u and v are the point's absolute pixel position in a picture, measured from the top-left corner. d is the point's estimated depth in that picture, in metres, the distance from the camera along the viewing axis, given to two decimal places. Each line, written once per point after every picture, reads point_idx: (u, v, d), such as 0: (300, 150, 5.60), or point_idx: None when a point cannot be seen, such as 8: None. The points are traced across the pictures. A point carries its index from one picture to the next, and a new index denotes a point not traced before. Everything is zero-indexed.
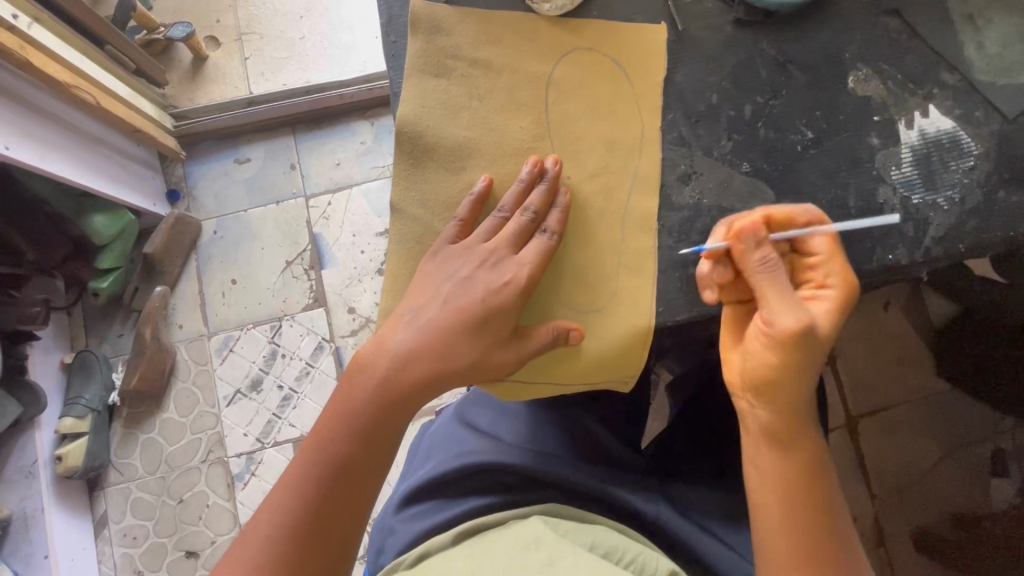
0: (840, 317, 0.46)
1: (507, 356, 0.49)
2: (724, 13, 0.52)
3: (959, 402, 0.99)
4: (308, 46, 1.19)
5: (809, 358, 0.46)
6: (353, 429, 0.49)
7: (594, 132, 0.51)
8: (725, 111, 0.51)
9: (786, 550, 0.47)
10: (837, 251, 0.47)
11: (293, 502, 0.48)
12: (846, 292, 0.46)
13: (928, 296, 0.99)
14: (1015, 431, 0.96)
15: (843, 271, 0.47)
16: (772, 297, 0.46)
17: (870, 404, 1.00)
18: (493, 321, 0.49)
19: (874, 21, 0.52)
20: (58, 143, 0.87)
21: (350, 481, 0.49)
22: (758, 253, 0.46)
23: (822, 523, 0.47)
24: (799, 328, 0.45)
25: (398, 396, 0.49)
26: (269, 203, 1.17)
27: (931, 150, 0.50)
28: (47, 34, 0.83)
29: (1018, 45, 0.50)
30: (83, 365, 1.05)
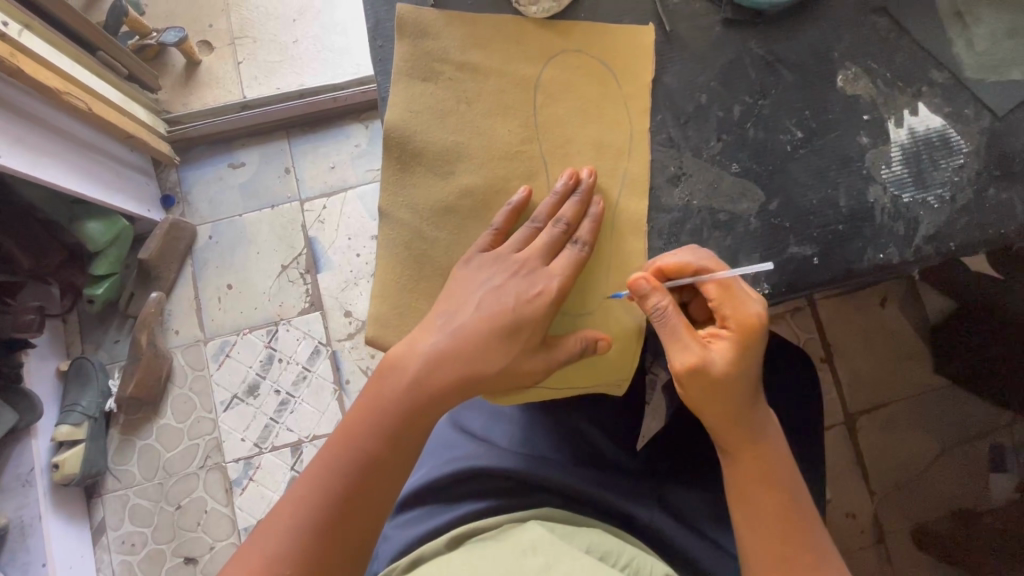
0: (738, 360, 0.46)
1: (535, 364, 0.47)
2: (712, 14, 0.52)
3: (957, 398, 0.99)
4: (301, 50, 1.19)
5: (723, 396, 0.47)
6: (382, 431, 0.47)
7: (583, 134, 0.51)
8: (714, 111, 0.51)
9: (773, 550, 0.47)
10: (729, 295, 0.46)
11: (318, 495, 0.45)
12: (741, 336, 0.46)
13: (925, 292, 0.99)
14: (1013, 426, 0.96)
15: (736, 315, 0.46)
16: (666, 344, 0.47)
17: (867, 401, 1.00)
18: (525, 328, 0.47)
19: (862, 20, 0.51)
20: (51, 151, 0.87)
21: (374, 486, 0.46)
22: (645, 306, 0.46)
23: (806, 524, 0.48)
24: (687, 374, 0.46)
25: (430, 398, 0.47)
26: (264, 208, 1.16)
27: (921, 149, 0.50)
28: (37, 42, 0.82)
29: (1007, 42, 0.50)
30: (79, 372, 1.05)
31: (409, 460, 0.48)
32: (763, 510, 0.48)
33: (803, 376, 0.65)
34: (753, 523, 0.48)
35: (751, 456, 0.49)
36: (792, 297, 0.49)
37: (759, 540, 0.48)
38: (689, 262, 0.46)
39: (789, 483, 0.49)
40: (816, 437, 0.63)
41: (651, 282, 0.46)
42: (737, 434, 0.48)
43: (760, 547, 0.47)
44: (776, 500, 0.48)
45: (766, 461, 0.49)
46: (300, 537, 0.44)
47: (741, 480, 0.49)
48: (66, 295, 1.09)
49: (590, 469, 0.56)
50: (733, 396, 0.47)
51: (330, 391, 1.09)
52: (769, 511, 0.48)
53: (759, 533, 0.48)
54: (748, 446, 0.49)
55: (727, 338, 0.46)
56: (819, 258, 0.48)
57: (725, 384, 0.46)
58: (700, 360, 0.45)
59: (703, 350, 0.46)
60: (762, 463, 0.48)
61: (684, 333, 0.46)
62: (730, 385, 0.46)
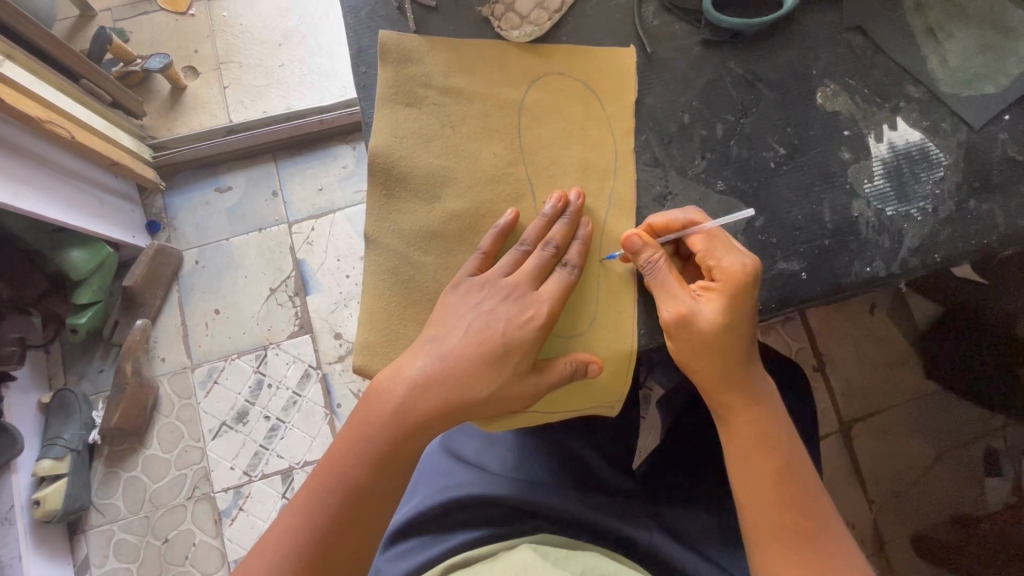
0: (726, 316, 0.45)
1: (529, 386, 0.46)
2: (692, 35, 0.52)
3: (949, 404, 0.99)
4: (287, 73, 1.20)
5: (714, 357, 0.46)
6: (364, 461, 0.46)
7: (569, 156, 0.51)
8: (697, 130, 0.51)
9: (771, 514, 0.47)
10: (717, 245, 0.46)
11: (301, 529, 0.44)
12: (730, 289, 0.45)
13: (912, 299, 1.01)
14: (1005, 430, 0.96)
15: (723, 266, 0.45)
16: (656, 295, 0.47)
17: (862, 408, 1.00)
18: (517, 350, 0.47)
19: (839, 38, 0.52)
20: (32, 180, 0.86)
21: (360, 515, 0.45)
22: (637, 262, 0.47)
23: (804, 488, 0.48)
24: (676, 325, 0.46)
25: (413, 425, 0.46)
26: (252, 231, 1.16)
27: (901, 162, 0.50)
28: (18, 72, 0.82)
29: (979, 57, 0.51)
30: (62, 404, 1.02)
31: (395, 491, 0.47)
32: (760, 474, 0.48)
33: (794, 389, 0.65)
34: (750, 485, 0.48)
35: (750, 435, 0.48)
36: (782, 313, 0.49)
37: (755, 502, 0.48)
38: (676, 218, 0.47)
39: (786, 447, 0.48)
40: (813, 452, 0.63)
41: (644, 239, 0.46)
42: (736, 402, 0.48)
43: (756, 509, 0.47)
44: (774, 463, 0.48)
45: (763, 423, 0.48)
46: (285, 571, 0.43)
47: (740, 444, 0.49)
48: (49, 325, 1.07)
49: (588, 491, 0.55)
50: (726, 366, 0.47)
51: (320, 416, 1.07)
52: (768, 474, 0.48)
53: (760, 497, 0.47)
54: (750, 424, 0.48)
55: (715, 291, 0.46)
56: (807, 272, 0.48)
57: (716, 338, 0.46)
58: (690, 311, 0.46)
59: (691, 302, 0.46)
60: (758, 427, 0.48)
61: (673, 284, 0.46)
62: (721, 339, 0.46)
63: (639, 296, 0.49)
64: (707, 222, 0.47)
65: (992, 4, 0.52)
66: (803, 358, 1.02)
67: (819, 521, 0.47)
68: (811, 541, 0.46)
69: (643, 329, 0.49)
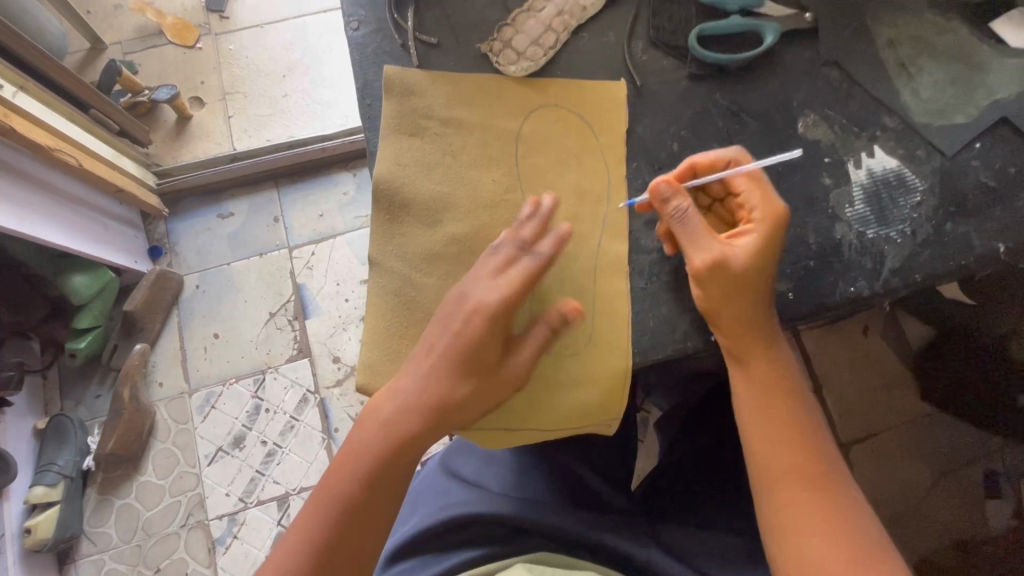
0: (760, 254, 0.46)
1: (489, 387, 0.47)
2: (679, 69, 0.55)
3: (948, 426, 1.02)
4: (290, 103, 1.25)
5: (739, 301, 0.46)
6: (358, 478, 0.46)
7: (564, 183, 0.53)
8: (686, 158, 0.53)
9: (786, 457, 0.46)
10: (756, 186, 0.47)
11: (300, 547, 0.45)
12: (767, 227, 0.46)
13: (906, 322, 1.03)
14: (1004, 452, 0.99)
15: (763, 204, 0.47)
16: (685, 242, 0.46)
17: (861, 431, 1.03)
18: (478, 349, 0.46)
19: (817, 72, 0.56)
20: (39, 206, 0.89)
21: (355, 532, 0.46)
22: (665, 211, 0.47)
23: (815, 433, 0.47)
24: (708, 270, 0.45)
25: (404, 438, 0.47)
26: (252, 255, 1.18)
27: (880, 188, 0.53)
28: (31, 103, 0.86)
29: (948, 90, 0.55)
30: (57, 429, 1.02)
31: (389, 507, 0.48)
32: (772, 419, 0.47)
33: None
34: (761, 431, 0.47)
35: (762, 377, 0.47)
36: None
37: (762, 450, 0.47)
38: (719, 158, 0.48)
39: (793, 396, 0.48)
40: None
41: (674, 185, 0.47)
42: (754, 344, 0.47)
43: (765, 458, 0.46)
44: (785, 407, 0.47)
45: (773, 366, 0.48)
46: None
47: (754, 387, 0.47)
48: (47, 350, 1.08)
49: (583, 509, 0.56)
50: (751, 309, 0.46)
51: (318, 440, 1.07)
52: (774, 422, 0.47)
53: (769, 445, 0.46)
54: (762, 368, 0.47)
55: (751, 231, 0.46)
56: (793, 292, 0.50)
57: (748, 279, 0.46)
58: (722, 256, 0.45)
59: (721, 244, 0.46)
60: (761, 375, 0.47)
61: (702, 231, 0.46)
62: (755, 279, 0.46)
63: (633, 314, 0.49)
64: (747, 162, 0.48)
65: (957, 42, 0.56)
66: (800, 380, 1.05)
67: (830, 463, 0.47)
68: (824, 481, 0.46)
69: (633, 348, 0.48)
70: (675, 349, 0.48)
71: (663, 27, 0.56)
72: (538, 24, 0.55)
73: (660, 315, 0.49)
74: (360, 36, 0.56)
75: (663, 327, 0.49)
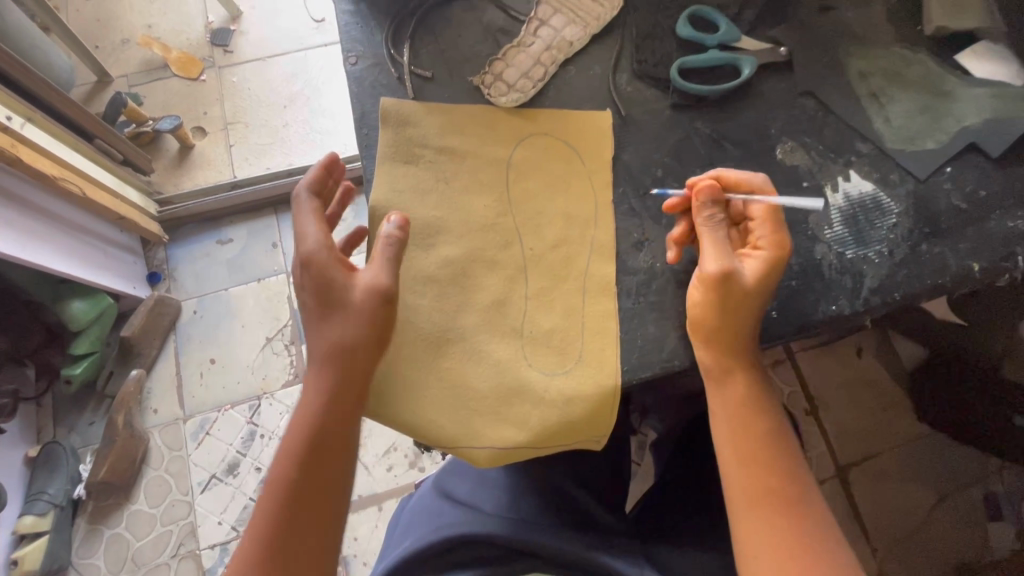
0: (765, 278, 0.46)
1: (353, 316, 0.46)
2: (662, 99, 0.58)
3: (949, 447, 1.06)
4: (290, 132, 1.29)
5: (731, 318, 0.46)
6: (296, 455, 0.46)
7: (553, 207, 0.55)
8: (669, 183, 0.55)
9: (758, 480, 0.46)
10: (773, 214, 0.48)
11: (255, 532, 0.45)
12: (775, 254, 0.46)
13: (899, 342, 1.11)
14: (1002, 472, 1.03)
15: (775, 233, 0.47)
16: (706, 246, 0.47)
17: (858, 453, 1.08)
18: (325, 279, 0.47)
19: (792, 102, 0.58)
20: (40, 233, 0.94)
21: (304, 508, 0.45)
22: (699, 212, 0.49)
23: (789, 457, 0.47)
24: (714, 278, 0.46)
25: (329, 415, 0.46)
26: (251, 281, 1.22)
27: (857, 211, 0.55)
28: (38, 134, 0.92)
29: (918, 117, 0.57)
30: (49, 457, 1.03)
31: (332, 491, 0.46)
32: (746, 442, 0.46)
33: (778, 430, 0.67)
34: (733, 453, 0.47)
35: (739, 397, 0.47)
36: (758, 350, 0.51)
37: (731, 469, 0.47)
38: (749, 182, 0.49)
39: (767, 417, 0.47)
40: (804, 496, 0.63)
41: (714, 194, 0.48)
42: (732, 359, 0.46)
43: (732, 476, 0.47)
44: (761, 427, 0.47)
45: (753, 387, 0.47)
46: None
47: (728, 407, 0.47)
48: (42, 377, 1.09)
49: (574, 528, 0.56)
50: (740, 326, 0.46)
51: None
52: (748, 441, 0.46)
53: (739, 466, 0.46)
54: (740, 387, 0.47)
55: (757, 255, 0.46)
56: (777, 311, 0.52)
57: (747, 298, 0.45)
58: (731, 268, 0.46)
59: (733, 258, 0.47)
60: (737, 395, 0.47)
61: (721, 243, 0.47)
62: (755, 300, 0.46)
63: (621, 334, 0.50)
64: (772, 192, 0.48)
65: (926, 73, 0.59)
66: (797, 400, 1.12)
67: (802, 493, 0.46)
68: (792, 507, 0.45)
69: (625, 365, 0.49)
70: (663, 367, 0.49)
71: (646, 61, 0.59)
72: (528, 59, 0.59)
73: (648, 335, 0.50)
74: (358, 69, 0.59)
75: (650, 346, 0.50)
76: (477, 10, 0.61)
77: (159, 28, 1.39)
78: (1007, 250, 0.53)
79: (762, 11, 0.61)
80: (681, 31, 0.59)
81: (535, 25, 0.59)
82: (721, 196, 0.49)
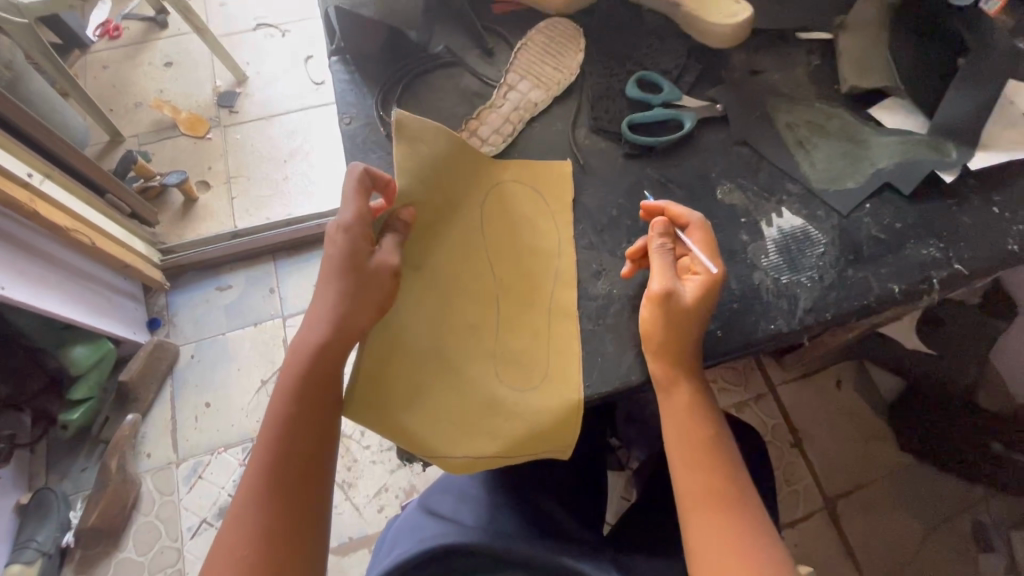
0: (702, 297, 0.53)
1: (371, 283, 0.54)
2: (616, 149, 0.67)
3: (932, 477, 1.17)
4: (289, 184, 1.39)
5: (673, 332, 0.52)
6: (294, 394, 0.52)
7: (522, 243, 0.62)
8: (624, 220, 0.63)
9: (702, 482, 0.52)
10: (710, 245, 0.56)
11: (261, 462, 0.50)
12: (710, 277, 0.53)
13: (874, 374, 1.24)
14: (985, 502, 1.15)
15: (709, 259, 0.54)
16: (654, 270, 0.55)
17: (844, 486, 1.18)
18: (354, 251, 0.53)
19: (729, 150, 0.67)
20: (50, 280, 1.01)
21: (304, 440, 0.51)
22: (649, 243, 0.57)
23: (727, 459, 0.53)
24: (657, 296, 0.53)
25: (324, 357, 0.52)
26: (247, 325, 1.28)
27: (789, 242, 0.62)
28: (56, 190, 1.01)
29: (839, 161, 0.66)
30: (40, 503, 1.07)
31: (323, 459, 0.52)
32: (689, 448, 0.53)
33: None
34: (680, 458, 0.53)
35: (682, 405, 0.53)
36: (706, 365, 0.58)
37: (679, 473, 0.53)
38: (690, 218, 0.57)
39: (705, 423, 0.54)
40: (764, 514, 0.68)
41: (662, 229, 0.57)
42: (677, 369, 0.53)
43: (681, 479, 0.53)
44: (702, 433, 0.54)
45: (696, 397, 0.54)
46: (256, 538, 0.49)
47: (675, 415, 0.53)
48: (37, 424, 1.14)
49: (551, 541, 0.60)
50: (682, 338, 0.53)
51: None
52: (691, 449, 0.53)
53: (685, 471, 0.53)
54: (685, 396, 0.53)
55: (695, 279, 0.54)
56: (721, 330, 0.58)
57: (686, 314, 0.52)
58: (672, 288, 0.53)
59: (677, 280, 0.54)
60: (682, 404, 0.53)
61: (667, 267, 0.55)
62: (695, 319, 0.53)
63: (582, 355, 0.56)
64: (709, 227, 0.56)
65: (844, 124, 0.68)
66: (781, 434, 1.23)
67: (738, 492, 0.52)
68: (731, 504, 0.51)
69: (586, 382, 0.55)
70: (618, 383, 0.55)
71: (601, 117, 0.68)
72: (498, 119, 0.67)
73: (607, 353, 0.56)
74: (351, 128, 0.67)
75: (609, 363, 0.56)
76: (455, 77, 0.71)
77: (170, 93, 1.51)
78: (922, 273, 0.61)
79: (699, 75, 0.71)
80: (631, 92, 0.68)
81: (505, 90, 0.68)
82: (668, 230, 0.57)
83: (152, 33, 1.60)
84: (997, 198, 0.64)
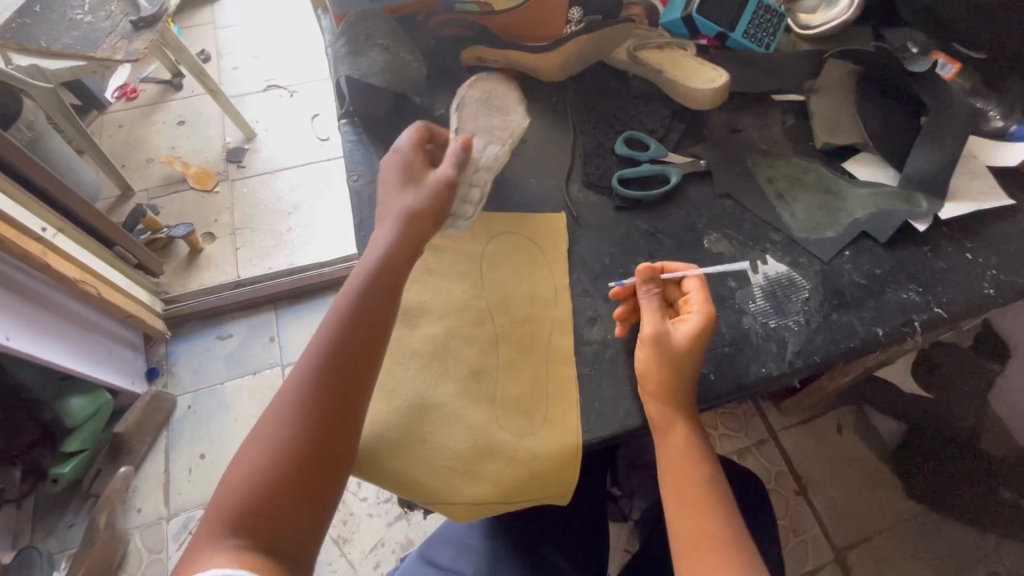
0: (697, 338, 0.55)
1: (428, 199, 0.60)
2: (608, 203, 0.71)
3: (941, 526, 1.15)
4: (293, 235, 1.44)
5: (667, 370, 0.54)
6: (330, 355, 0.52)
7: (520, 291, 0.65)
8: (616, 269, 0.66)
9: (697, 526, 0.52)
10: (702, 288, 0.58)
11: (289, 421, 0.50)
12: (704, 319, 0.56)
13: (875, 420, 1.24)
14: (999, 551, 1.11)
15: (701, 301, 0.57)
16: (647, 313, 0.58)
17: (852, 534, 1.15)
18: (413, 179, 0.61)
19: (714, 202, 0.71)
20: (54, 331, 1.02)
21: (335, 407, 0.50)
22: (640, 288, 0.59)
23: (721, 502, 0.54)
24: (652, 337, 0.56)
25: (363, 323, 0.53)
26: (246, 373, 1.29)
27: (775, 287, 0.65)
28: (68, 243, 1.05)
29: (817, 211, 0.70)
30: (22, 563, 1.02)
31: (348, 425, 0.51)
32: (684, 491, 0.54)
33: None
34: (677, 500, 0.54)
35: (677, 444, 0.54)
36: (701, 408, 0.59)
37: (677, 515, 0.54)
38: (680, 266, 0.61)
39: (698, 464, 0.55)
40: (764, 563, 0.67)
41: (651, 273, 0.59)
42: (670, 407, 0.54)
43: (678, 522, 0.53)
44: (696, 475, 0.54)
45: (690, 436, 0.55)
46: (273, 501, 0.47)
47: (669, 453, 0.55)
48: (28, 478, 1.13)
49: None
50: (677, 375, 0.54)
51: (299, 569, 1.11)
52: (687, 490, 0.54)
53: (681, 514, 0.53)
54: (679, 434, 0.54)
55: (687, 320, 0.56)
56: (714, 373, 0.60)
57: (680, 353, 0.55)
58: (665, 330, 0.56)
59: (669, 323, 0.57)
60: (677, 443, 0.54)
61: (658, 311, 0.58)
62: (688, 359, 0.55)
63: (580, 399, 0.58)
64: (699, 272, 0.60)
65: (821, 177, 0.73)
66: (785, 481, 1.21)
67: (734, 537, 0.52)
68: (727, 548, 0.51)
69: (584, 426, 0.56)
70: (615, 427, 0.56)
71: (592, 173, 0.72)
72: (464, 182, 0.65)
73: (604, 397, 0.58)
74: (358, 184, 0.72)
75: (607, 408, 0.57)
76: None
77: (181, 149, 1.59)
78: (904, 316, 0.63)
79: (683, 134, 0.77)
80: (619, 149, 0.73)
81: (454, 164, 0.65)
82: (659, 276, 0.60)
83: (167, 95, 1.70)
84: (969, 244, 0.68)
